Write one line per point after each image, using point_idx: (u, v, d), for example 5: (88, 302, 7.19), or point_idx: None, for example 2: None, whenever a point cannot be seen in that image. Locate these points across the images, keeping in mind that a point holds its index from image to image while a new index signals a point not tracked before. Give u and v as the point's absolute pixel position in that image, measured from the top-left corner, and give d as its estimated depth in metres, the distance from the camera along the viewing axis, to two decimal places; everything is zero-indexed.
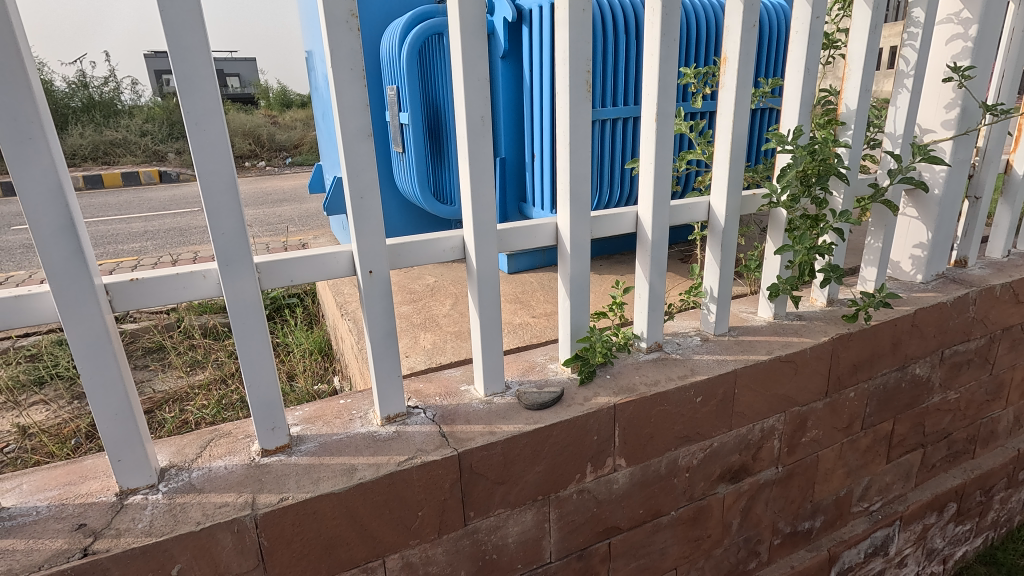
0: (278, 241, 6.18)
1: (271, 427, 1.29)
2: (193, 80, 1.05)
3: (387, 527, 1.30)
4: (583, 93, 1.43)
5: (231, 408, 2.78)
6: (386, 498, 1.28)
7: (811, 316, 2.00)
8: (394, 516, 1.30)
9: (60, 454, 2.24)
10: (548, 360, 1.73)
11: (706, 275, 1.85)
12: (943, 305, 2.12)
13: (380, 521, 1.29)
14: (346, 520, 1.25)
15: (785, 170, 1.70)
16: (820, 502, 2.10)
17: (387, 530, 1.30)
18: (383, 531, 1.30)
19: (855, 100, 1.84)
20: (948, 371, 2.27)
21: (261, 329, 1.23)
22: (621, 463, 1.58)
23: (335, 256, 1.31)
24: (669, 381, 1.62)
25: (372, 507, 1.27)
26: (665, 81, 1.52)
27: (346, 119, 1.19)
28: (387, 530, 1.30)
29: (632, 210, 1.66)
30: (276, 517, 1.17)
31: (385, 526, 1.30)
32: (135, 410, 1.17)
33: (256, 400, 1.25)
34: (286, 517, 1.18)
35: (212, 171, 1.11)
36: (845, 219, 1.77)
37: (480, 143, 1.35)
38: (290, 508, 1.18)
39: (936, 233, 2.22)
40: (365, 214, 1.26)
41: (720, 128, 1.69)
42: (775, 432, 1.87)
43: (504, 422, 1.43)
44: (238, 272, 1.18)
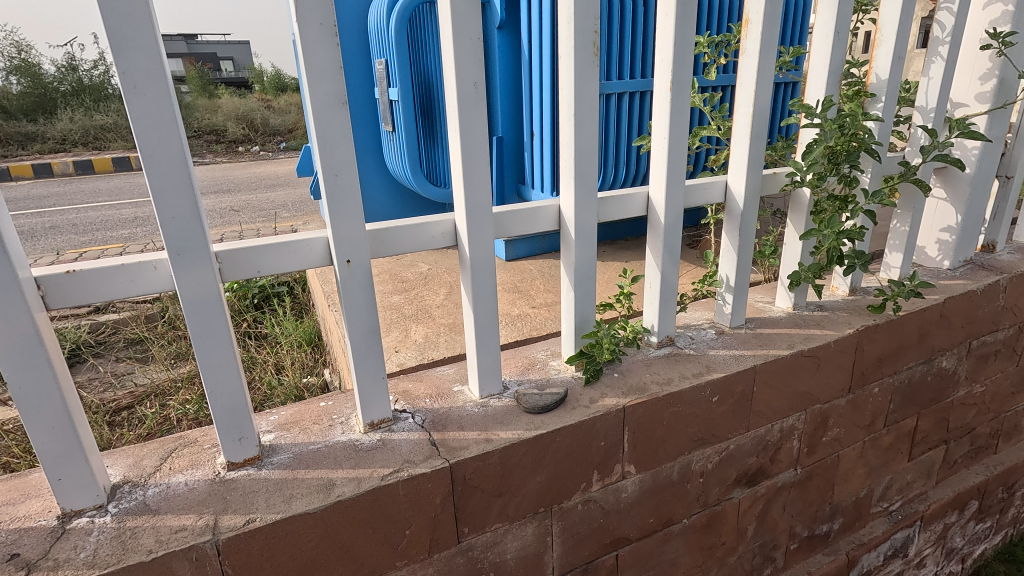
0: (270, 227, 6.00)
1: (238, 438, 1.14)
2: (129, 35, 0.87)
3: (373, 546, 1.16)
4: (590, 57, 1.26)
5: (214, 403, 2.63)
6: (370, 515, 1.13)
7: (834, 306, 1.84)
8: (380, 533, 1.16)
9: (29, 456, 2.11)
10: (549, 357, 1.58)
11: (721, 262, 1.69)
12: (974, 293, 1.98)
13: (364, 539, 1.15)
14: (324, 542, 1.10)
15: (812, 145, 1.53)
16: (839, 503, 1.97)
17: (372, 550, 1.16)
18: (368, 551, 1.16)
19: (886, 69, 1.67)
20: (974, 363, 2.13)
21: (223, 328, 1.07)
22: (630, 469, 1.44)
23: (309, 243, 1.15)
24: (684, 380, 1.47)
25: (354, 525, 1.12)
26: (682, 45, 1.35)
27: (316, 85, 1.02)
28: (372, 550, 1.16)
29: (642, 191, 1.49)
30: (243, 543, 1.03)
31: (370, 545, 1.16)
32: (78, 421, 1.02)
33: (219, 408, 1.10)
34: (253, 541, 1.04)
35: (157, 144, 0.93)
36: (880, 200, 1.57)
37: (473, 115, 1.18)
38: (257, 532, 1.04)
39: (966, 216, 2.06)
40: (341, 196, 1.09)
41: (739, 100, 1.53)
42: (795, 432, 1.73)
43: (502, 428, 1.29)
44: (193, 263, 1.02)
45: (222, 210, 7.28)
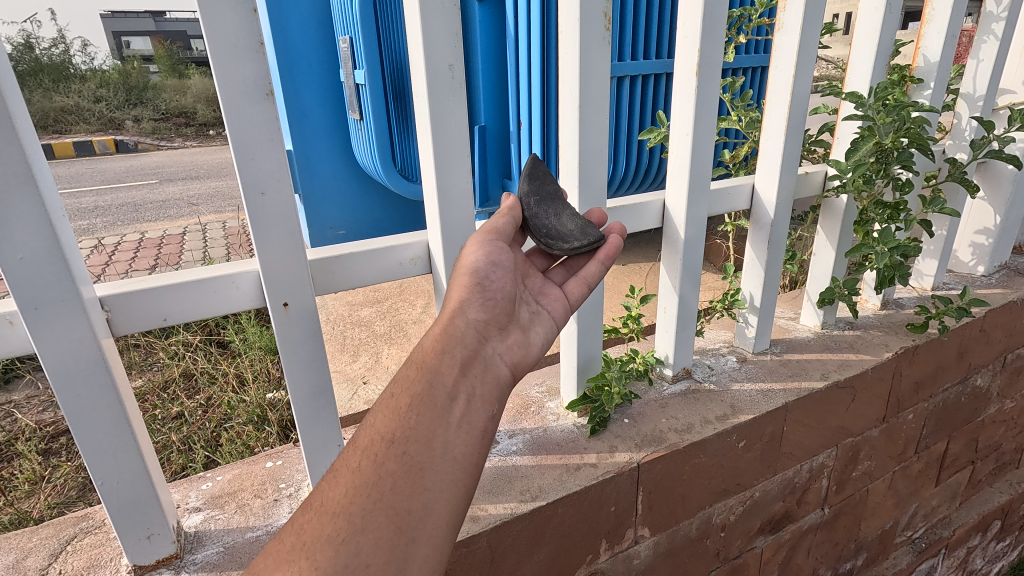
0: (236, 216, 5.56)
1: (147, 536, 0.87)
2: None
3: (450, 409, 0.75)
4: (601, 31, 0.98)
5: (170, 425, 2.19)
6: (413, 353, 0.80)
7: (867, 324, 1.62)
8: (439, 383, 0.76)
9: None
10: (545, 396, 1.33)
11: (744, 277, 1.45)
12: (1014, 305, 1.76)
13: (416, 403, 0.74)
14: (372, 438, 0.71)
15: (860, 140, 1.26)
16: (864, 539, 1.78)
17: (448, 409, 0.74)
18: (437, 416, 0.73)
19: (937, 50, 1.42)
20: (1007, 378, 1.92)
21: (113, 402, 0.78)
22: (643, 533, 1.20)
23: (234, 278, 0.87)
24: (707, 426, 1.23)
25: (399, 382, 0.77)
26: (714, 18, 1.07)
27: (225, 64, 0.72)
28: (447, 416, 0.74)
29: (657, 198, 1.24)
30: (284, 548, 0.65)
31: (430, 411, 0.73)
32: None
33: (112, 503, 0.83)
34: (303, 521, 0.67)
35: None
36: (939, 207, 1.34)
37: (447, 108, 0.90)
38: (304, 506, 0.68)
39: (1006, 217, 1.83)
40: (272, 218, 0.81)
41: (774, 84, 1.27)
42: (825, 470, 1.51)
43: (490, 500, 1.04)
44: (60, 319, 0.72)
45: (188, 198, 6.83)
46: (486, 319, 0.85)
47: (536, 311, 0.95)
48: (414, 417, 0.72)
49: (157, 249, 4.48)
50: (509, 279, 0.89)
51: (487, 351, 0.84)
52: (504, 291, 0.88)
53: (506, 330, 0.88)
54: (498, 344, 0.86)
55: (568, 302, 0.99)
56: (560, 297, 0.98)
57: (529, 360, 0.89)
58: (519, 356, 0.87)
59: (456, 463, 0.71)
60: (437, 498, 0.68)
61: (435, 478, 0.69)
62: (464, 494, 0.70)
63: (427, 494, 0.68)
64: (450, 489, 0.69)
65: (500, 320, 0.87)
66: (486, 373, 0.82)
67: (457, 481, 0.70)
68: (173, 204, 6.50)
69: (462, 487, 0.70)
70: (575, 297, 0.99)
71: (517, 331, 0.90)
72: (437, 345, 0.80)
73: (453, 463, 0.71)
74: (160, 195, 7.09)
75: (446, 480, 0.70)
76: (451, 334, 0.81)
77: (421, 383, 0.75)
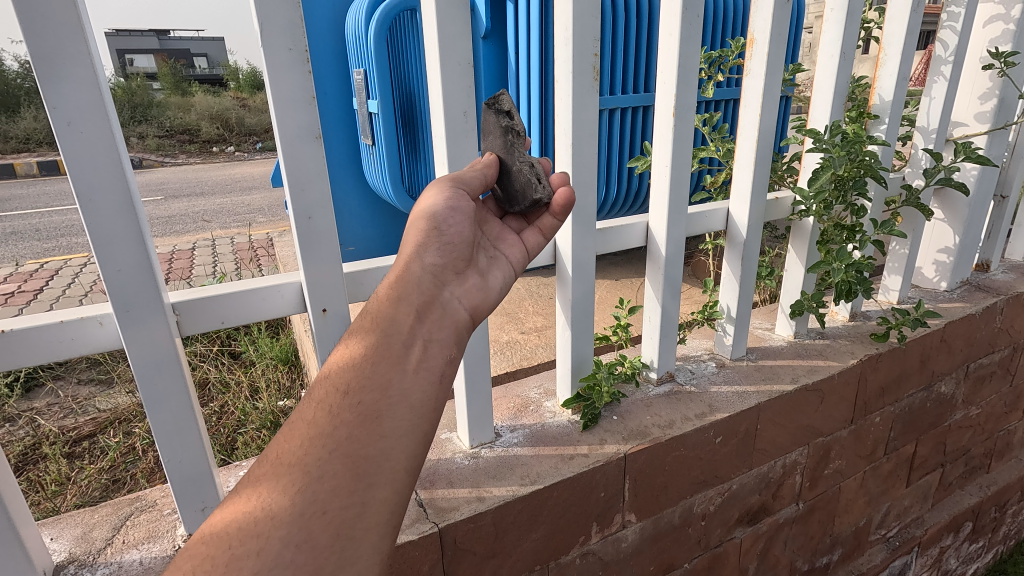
0: (244, 232, 5.72)
1: (201, 508, 1.03)
2: (58, 63, 0.75)
3: (406, 357, 0.80)
4: (590, 81, 1.16)
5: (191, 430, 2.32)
6: (369, 302, 0.85)
7: (836, 334, 1.78)
8: (394, 332, 0.81)
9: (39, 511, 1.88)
10: (543, 396, 1.48)
11: (721, 290, 1.61)
12: (973, 317, 1.92)
13: (372, 354, 0.79)
14: (328, 390, 0.75)
15: (819, 171, 1.44)
16: (839, 534, 1.92)
17: (403, 358, 0.79)
18: (392, 365, 0.78)
19: (890, 90, 1.60)
20: (971, 385, 2.06)
21: (180, 390, 0.95)
22: (630, 518, 1.35)
23: (279, 289, 1.03)
24: (686, 422, 1.38)
25: (355, 334, 0.81)
26: (687, 68, 1.25)
27: (284, 115, 0.89)
28: (403, 364, 0.79)
29: (641, 220, 1.41)
30: (244, 500, 0.68)
31: (385, 360, 0.78)
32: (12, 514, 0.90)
33: (176, 477, 0.99)
34: (260, 475, 0.70)
35: (97, 190, 0.82)
36: (887, 229, 1.56)
37: (461, 147, 1.07)
38: (261, 459, 0.72)
39: (964, 237, 2.01)
40: (316, 238, 0.98)
41: (743, 121, 1.46)
42: (797, 467, 1.65)
43: (494, 483, 1.19)
44: (144, 318, 0.90)
45: (195, 214, 7.00)
46: (442, 264, 0.90)
47: (493, 258, 1.02)
48: (370, 367, 0.77)
49: (169, 264, 4.64)
50: (466, 225, 0.94)
51: (444, 296, 0.89)
52: (461, 236, 0.94)
53: (463, 273, 0.94)
54: (454, 288, 0.92)
55: (526, 249, 1.06)
56: (519, 244, 1.06)
57: (486, 302, 0.96)
58: (477, 298, 0.94)
59: (413, 408, 0.76)
60: (395, 444, 0.73)
61: (393, 424, 0.74)
62: (421, 438, 0.75)
63: (384, 440, 0.73)
64: (407, 434, 0.74)
65: (457, 265, 0.93)
66: (443, 319, 0.87)
67: (414, 426, 0.75)
68: (181, 219, 6.67)
69: (419, 431, 0.76)
70: (532, 245, 1.07)
71: (474, 275, 0.96)
72: (393, 294, 0.84)
73: (410, 408, 0.76)
74: (167, 211, 7.27)
75: (403, 425, 0.75)
76: (404, 282, 0.86)
77: (376, 332, 0.80)
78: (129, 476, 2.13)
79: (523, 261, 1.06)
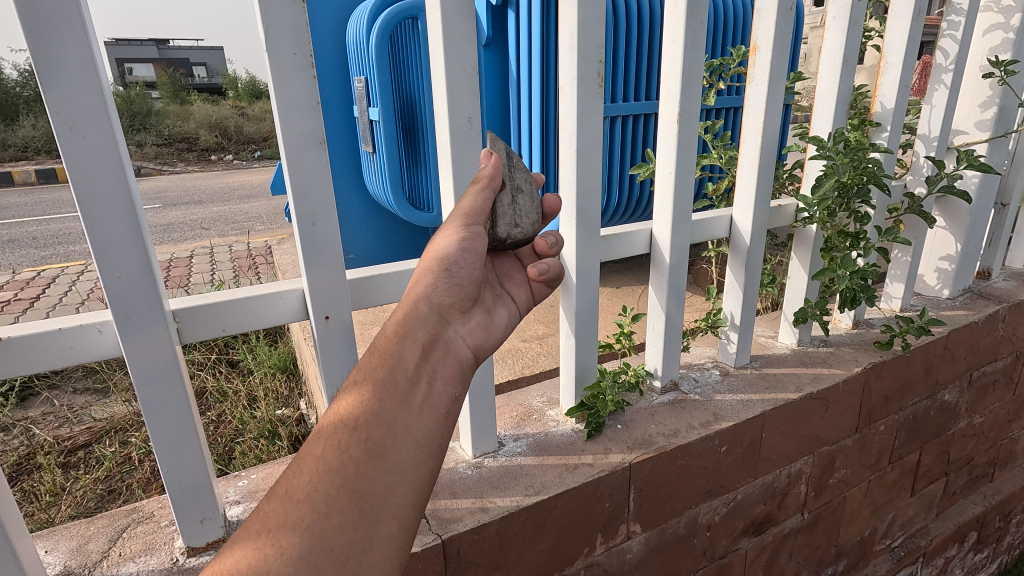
0: (242, 240, 5.71)
1: (200, 519, 1.01)
2: (60, 67, 0.74)
3: (411, 393, 0.79)
4: (594, 87, 1.15)
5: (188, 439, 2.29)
6: (377, 338, 0.84)
7: (839, 342, 1.78)
8: (400, 368, 0.80)
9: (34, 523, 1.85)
10: (546, 405, 1.47)
11: (724, 298, 1.61)
12: (976, 325, 1.92)
13: (378, 391, 0.78)
14: (335, 426, 0.73)
15: (823, 179, 1.44)
16: (844, 545, 1.90)
17: (409, 394, 0.78)
18: (398, 401, 0.77)
19: (892, 98, 1.60)
20: (974, 394, 2.05)
21: (181, 399, 0.94)
22: (635, 529, 1.33)
23: (282, 296, 1.02)
24: (691, 431, 1.36)
25: (361, 370, 0.81)
26: (691, 75, 1.25)
27: (289, 120, 0.89)
28: (409, 401, 0.78)
29: (645, 227, 1.40)
30: (249, 537, 0.66)
31: (391, 396, 0.77)
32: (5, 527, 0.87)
33: (174, 488, 0.97)
34: (265, 512, 0.67)
35: (99, 196, 0.80)
36: (891, 237, 1.58)
37: (466, 153, 1.07)
38: (267, 495, 0.69)
39: (966, 245, 2.01)
40: (318, 244, 0.97)
41: (746, 128, 1.45)
42: (802, 476, 1.64)
43: (498, 493, 1.17)
44: (144, 326, 0.89)
45: (193, 222, 6.99)
46: (449, 303, 0.90)
47: (499, 295, 1.03)
48: (377, 404, 0.76)
49: (166, 272, 4.61)
50: (477, 266, 0.93)
51: (448, 333, 0.89)
52: (472, 276, 0.93)
53: (468, 312, 0.93)
54: (459, 326, 0.91)
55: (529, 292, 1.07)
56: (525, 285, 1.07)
57: (490, 341, 0.95)
58: (480, 337, 0.93)
59: (419, 444, 0.76)
60: (401, 480, 0.72)
61: (399, 460, 0.73)
62: (427, 473, 0.74)
63: (390, 476, 0.71)
64: (414, 470, 0.74)
65: (463, 304, 0.92)
66: (446, 357, 0.86)
67: (420, 462, 0.74)
68: (178, 227, 6.65)
69: (425, 467, 0.75)
70: (538, 290, 1.07)
71: (480, 313, 0.96)
72: (399, 330, 0.84)
73: (415, 444, 0.75)
74: (164, 219, 7.25)
75: (410, 461, 0.74)
76: (410, 320, 0.85)
77: (383, 368, 0.80)
78: (125, 486, 2.10)
79: (527, 304, 1.07)
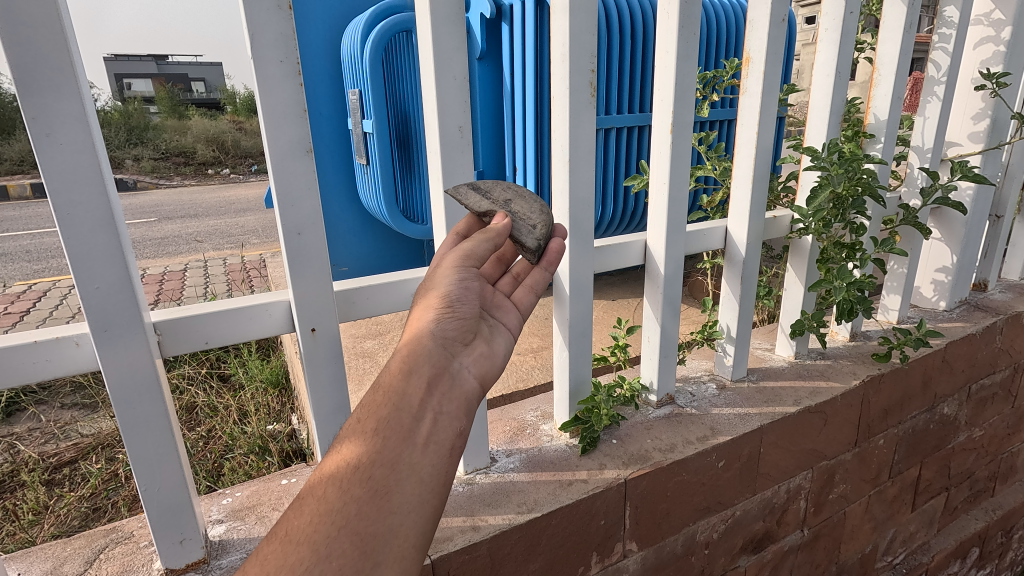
0: (237, 254, 5.67)
1: (180, 539, 0.98)
2: (39, 73, 0.72)
3: (416, 430, 0.76)
4: (587, 97, 1.14)
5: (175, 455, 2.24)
6: (381, 376, 0.81)
7: (837, 354, 1.76)
8: (404, 405, 0.77)
9: (14, 543, 1.79)
10: (540, 420, 1.44)
11: (720, 310, 1.59)
12: (974, 337, 1.90)
13: (382, 428, 0.75)
14: (338, 465, 0.71)
15: (817, 189, 1.44)
16: (845, 562, 1.86)
17: (414, 430, 0.75)
18: (403, 439, 0.74)
19: (886, 109, 1.60)
20: (974, 407, 2.03)
21: (161, 415, 0.91)
22: (632, 547, 1.30)
23: (267, 308, 1.00)
24: (688, 446, 1.34)
25: (365, 408, 0.78)
26: (684, 85, 1.24)
27: (275, 128, 0.87)
28: (413, 438, 0.75)
29: (639, 238, 1.39)
30: None
31: (396, 434, 0.74)
32: None
33: (153, 507, 0.94)
34: (264, 555, 0.65)
35: (77, 205, 0.78)
36: (888, 247, 1.57)
37: (457, 162, 1.05)
38: (267, 537, 0.67)
39: (962, 256, 2.01)
40: (305, 256, 0.95)
41: (740, 139, 1.45)
42: (802, 492, 1.61)
43: (490, 511, 1.14)
44: (123, 339, 0.86)
45: (188, 235, 6.96)
46: (450, 335, 0.88)
47: (494, 323, 0.98)
48: (381, 442, 0.73)
49: (159, 285, 4.57)
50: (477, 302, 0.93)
51: (454, 366, 0.86)
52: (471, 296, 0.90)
53: (472, 343, 0.91)
54: (464, 358, 0.88)
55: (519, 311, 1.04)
56: (513, 308, 1.03)
57: (494, 369, 0.92)
58: (485, 366, 0.90)
59: (423, 482, 0.72)
60: (404, 520, 0.69)
61: (402, 500, 0.69)
62: (431, 513, 0.71)
63: (393, 516, 0.68)
64: (417, 509, 0.70)
65: (465, 335, 0.90)
66: (453, 390, 0.83)
67: (424, 501, 0.71)
68: (173, 240, 6.62)
69: (428, 507, 0.71)
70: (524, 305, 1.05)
71: (482, 342, 0.93)
72: (403, 366, 0.81)
73: (420, 483, 0.72)
74: (160, 232, 7.22)
75: (413, 501, 0.70)
76: (415, 354, 0.83)
77: (387, 407, 0.77)
78: (110, 505, 2.04)
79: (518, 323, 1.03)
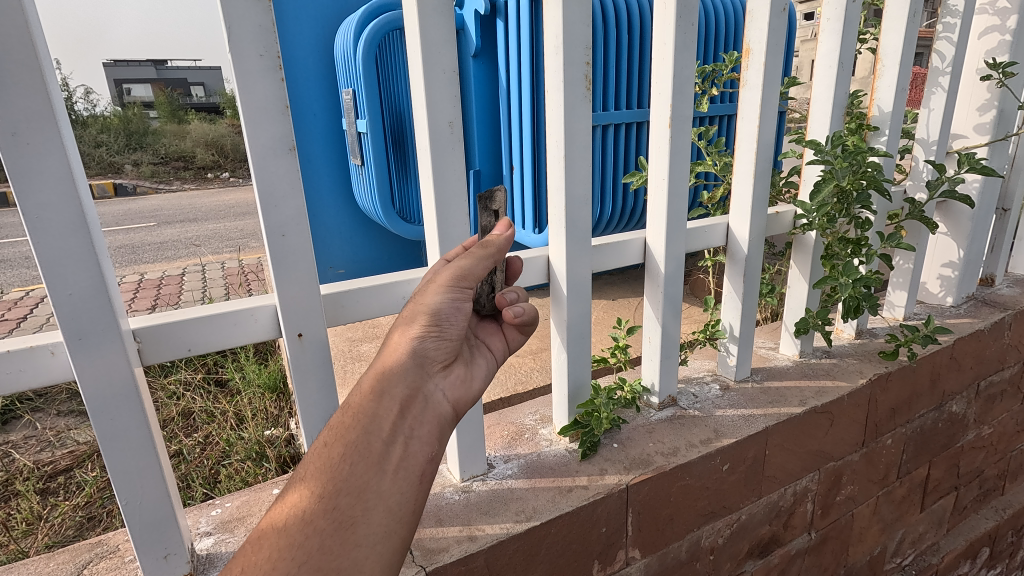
0: (234, 257, 5.62)
1: (164, 554, 0.94)
2: (4, 69, 0.69)
3: (386, 456, 0.76)
4: (582, 90, 1.10)
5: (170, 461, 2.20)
6: (352, 396, 0.81)
7: (842, 352, 1.72)
8: (375, 429, 0.77)
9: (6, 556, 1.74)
10: (539, 423, 1.40)
11: (722, 308, 1.55)
12: (981, 334, 1.86)
13: (349, 453, 0.75)
14: (302, 494, 0.72)
15: (822, 183, 1.40)
16: (853, 564, 1.82)
17: (383, 457, 0.76)
18: (372, 466, 0.75)
19: (890, 101, 1.56)
20: (983, 404, 1.99)
21: (139, 425, 0.87)
22: (634, 555, 1.26)
23: (253, 313, 0.96)
24: (692, 449, 1.30)
25: (333, 430, 0.78)
26: (682, 77, 1.20)
27: (255, 126, 0.83)
28: (382, 464, 0.76)
29: (639, 235, 1.35)
30: None
31: (364, 461, 0.75)
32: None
33: (135, 522, 0.90)
34: None
35: (46, 207, 0.74)
36: (894, 242, 1.53)
37: (448, 160, 1.01)
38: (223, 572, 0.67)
39: (969, 251, 1.96)
40: (290, 257, 0.91)
41: (740, 133, 1.41)
42: (809, 494, 1.57)
43: (487, 520, 1.10)
44: (100, 348, 0.83)
45: (187, 239, 6.92)
46: (427, 355, 0.86)
47: (477, 345, 0.98)
48: (348, 468, 0.74)
49: (156, 290, 4.53)
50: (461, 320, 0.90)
51: (429, 388, 0.85)
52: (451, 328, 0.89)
53: (450, 364, 0.90)
54: (440, 380, 0.87)
55: (507, 343, 1.02)
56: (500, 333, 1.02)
57: (470, 395, 0.91)
58: (461, 391, 0.89)
59: (391, 512, 0.74)
60: (369, 553, 0.70)
61: (367, 532, 0.71)
62: (397, 545, 0.73)
63: (357, 549, 0.70)
64: (383, 541, 0.72)
65: (445, 356, 0.88)
66: (425, 414, 0.83)
67: (391, 532, 0.73)
68: (172, 244, 6.59)
69: (395, 538, 0.73)
70: (515, 340, 1.03)
71: (460, 364, 0.92)
72: (376, 388, 0.81)
73: (387, 513, 0.73)
74: (159, 237, 7.18)
75: (378, 533, 0.72)
76: (388, 375, 0.82)
77: (356, 430, 0.77)
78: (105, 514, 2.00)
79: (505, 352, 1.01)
